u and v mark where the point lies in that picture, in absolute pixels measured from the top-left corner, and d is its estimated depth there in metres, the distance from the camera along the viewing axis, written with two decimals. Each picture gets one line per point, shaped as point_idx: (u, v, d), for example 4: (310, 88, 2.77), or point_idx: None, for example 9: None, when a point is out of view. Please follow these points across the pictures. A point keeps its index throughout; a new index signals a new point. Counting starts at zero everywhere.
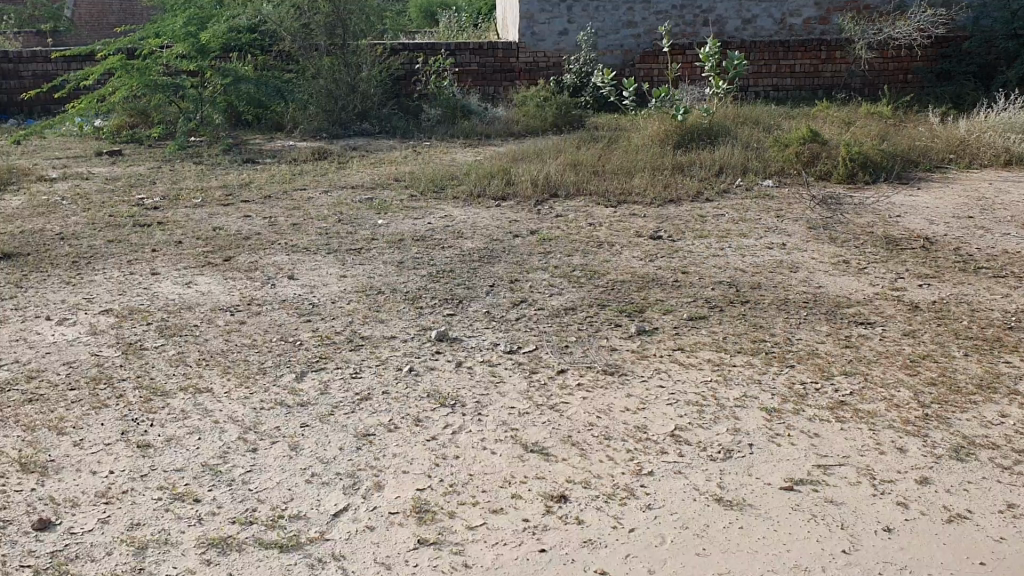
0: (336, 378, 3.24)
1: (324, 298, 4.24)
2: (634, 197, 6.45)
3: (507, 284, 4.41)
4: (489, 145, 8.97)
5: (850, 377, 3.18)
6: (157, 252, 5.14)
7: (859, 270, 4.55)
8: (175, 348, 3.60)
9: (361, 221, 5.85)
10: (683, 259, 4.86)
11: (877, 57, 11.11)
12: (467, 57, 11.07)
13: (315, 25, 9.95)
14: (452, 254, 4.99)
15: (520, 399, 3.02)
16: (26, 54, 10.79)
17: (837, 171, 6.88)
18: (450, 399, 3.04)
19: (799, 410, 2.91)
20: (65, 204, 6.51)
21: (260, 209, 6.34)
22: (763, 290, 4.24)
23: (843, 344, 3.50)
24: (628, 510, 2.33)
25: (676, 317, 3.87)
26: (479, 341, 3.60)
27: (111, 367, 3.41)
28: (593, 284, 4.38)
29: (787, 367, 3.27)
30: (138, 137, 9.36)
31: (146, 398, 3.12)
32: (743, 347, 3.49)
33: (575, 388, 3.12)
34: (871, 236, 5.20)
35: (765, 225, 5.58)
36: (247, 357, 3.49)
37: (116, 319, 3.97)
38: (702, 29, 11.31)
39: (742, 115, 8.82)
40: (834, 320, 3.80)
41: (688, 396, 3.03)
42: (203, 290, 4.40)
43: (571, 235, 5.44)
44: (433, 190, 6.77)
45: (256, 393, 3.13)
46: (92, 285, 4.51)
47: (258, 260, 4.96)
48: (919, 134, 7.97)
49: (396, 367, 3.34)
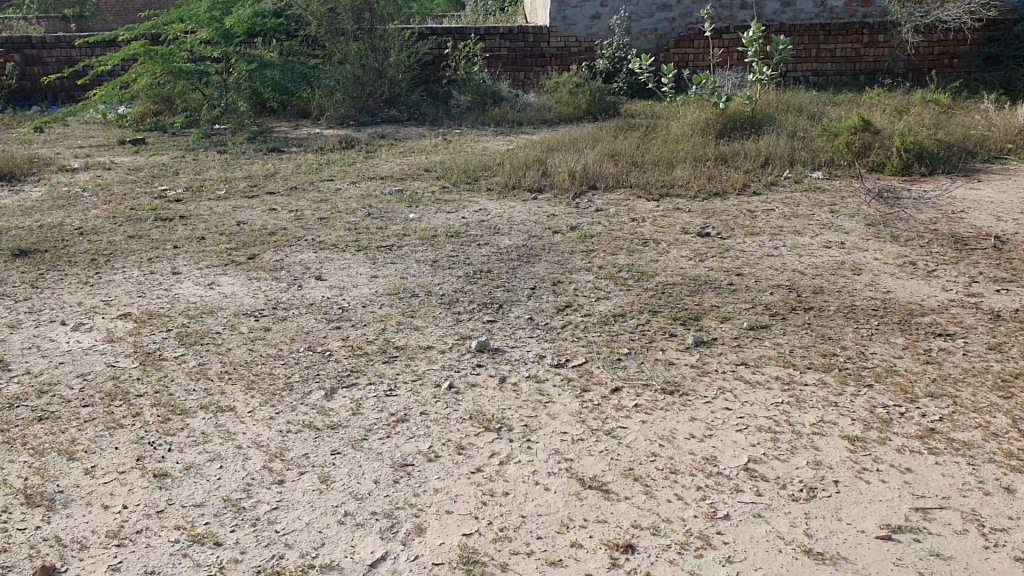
0: (368, 397, 2.97)
1: (354, 301, 3.98)
2: (677, 189, 6.14)
3: (549, 286, 4.12)
4: (521, 133, 8.67)
5: (938, 400, 2.87)
6: (178, 249, 4.90)
7: (928, 273, 4.22)
8: (196, 359, 3.34)
9: (391, 215, 5.60)
10: (736, 258, 4.55)
11: (923, 42, 10.68)
12: (497, 42, 10.74)
13: (341, 9, 9.65)
14: (488, 252, 4.71)
15: (574, 423, 2.74)
16: (50, 40, 10.61)
17: (891, 162, 6.54)
18: (495, 422, 2.76)
19: (886, 439, 2.61)
20: (86, 196, 6.28)
21: (286, 201, 6.09)
22: (826, 296, 3.93)
23: (923, 359, 3.19)
24: (705, 566, 2.06)
25: (735, 326, 3.57)
26: (523, 353, 3.32)
27: (127, 381, 3.16)
28: (641, 287, 4.08)
29: (865, 387, 2.97)
30: (162, 125, 9.15)
31: (163, 418, 2.87)
32: (814, 362, 3.18)
33: (633, 410, 2.83)
34: (937, 235, 4.86)
35: (820, 221, 5.26)
36: (272, 370, 3.23)
37: (134, 325, 3.72)
38: (740, 12, 10.87)
39: (785, 102, 8.45)
40: (909, 331, 3.48)
41: (758, 421, 2.74)
42: (226, 293, 4.15)
43: (614, 231, 5.14)
44: (466, 180, 6.50)
45: (281, 413, 2.87)
46: (109, 286, 4.27)
47: (283, 258, 4.70)
48: (974, 122, 7.59)
49: (433, 384, 3.06)
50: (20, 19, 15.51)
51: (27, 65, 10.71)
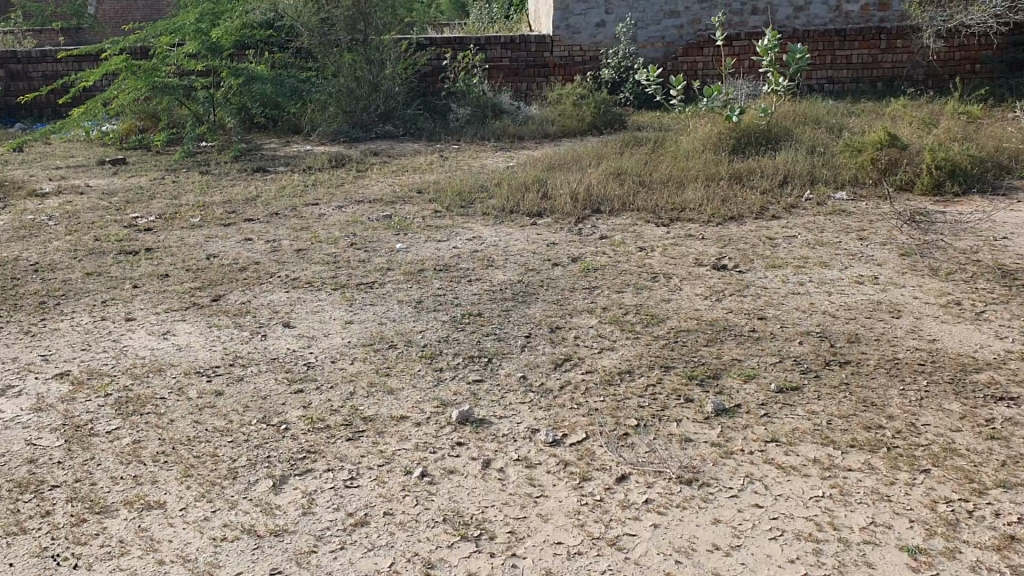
0: (324, 490, 2.48)
1: (323, 354, 3.49)
2: (689, 213, 5.64)
3: (546, 334, 3.62)
4: (522, 148, 8.18)
5: (1012, 492, 2.37)
6: (138, 289, 4.42)
7: (976, 315, 3.71)
8: (130, 436, 2.85)
9: (376, 245, 5.12)
10: (757, 297, 4.05)
11: (944, 47, 10.16)
12: (498, 52, 10.25)
13: (336, 19, 9.16)
14: (479, 290, 4.23)
15: (570, 529, 2.25)
16: (35, 54, 10.16)
17: (920, 181, 6.04)
18: (473, 528, 2.28)
19: (955, 552, 2.12)
20: (51, 225, 5.83)
21: (264, 230, 5.61)
22: (864, 346, 3.42)
23: (986, 434, 2.68)
24: None
25: (762, 387, 3.06)
26: (513, 426, 2.82)
27: (45, 466, 2.68)
28: (651, 336, 3.57)
29: (922, 475, 2.47)
30: (146, 143, 8.67)
31: (77, 520, 2.39)
32: (857, 439, 2.67)
33: (644, 509, 2.34)
34: (981, 267, 4.35)
35: (848, 250, 4.76)
36: (215, 451, 2.73)
37: (69, 389, 3.23)
38: (752, 18, 10.29)
39: (801, 115, 7.95)
40: (964, 394, 2.97)
41: (795, 525, 2.25)
42: (181, 344, 3.65)
43: (620, 263, 4.64)
44: (460, 204, 6.01)
45: (218, 513, 2.40)
46: (52, 337, 3.79)
47: (251, 299, 4.22)
48: (1006, 134, 7.08)
49: (404, 471, 2.56)
50: (8, 31, 15.07)
51: (11, 80, 10.28)
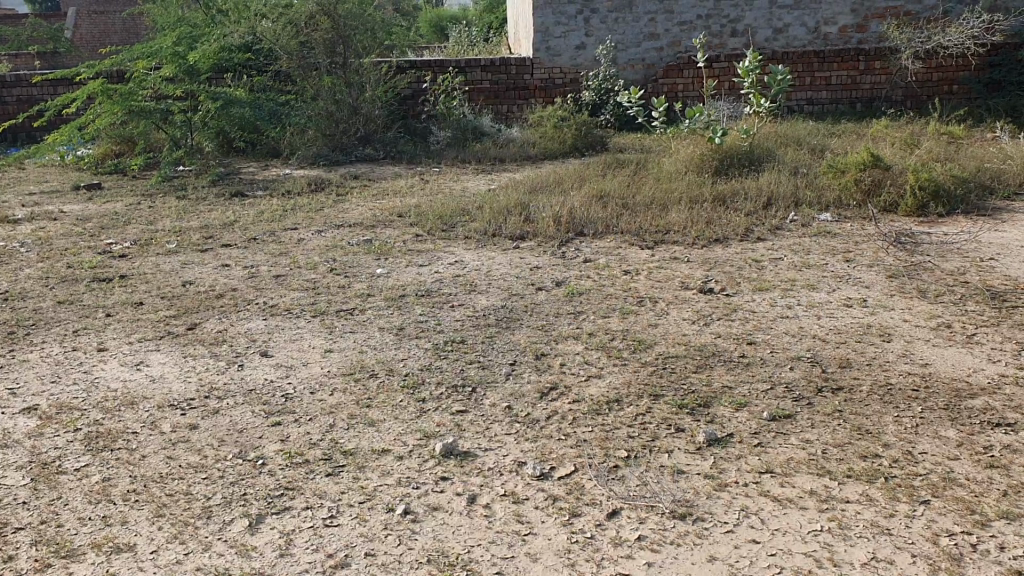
0: (302, 529, 2.37)
1: (302, 385, 3.38)
2: (673, 235, 5.59)
3: (531, 361, 3.54)
4: (503, 171, 8.13)
5: (1016, 524, 2.30)
6: (111, 318, 4.30)
7: (968, 339, 3.65)
8: (100, 473, 2.73)
9: (357, 270, 5.03)
10: (746, 321, 3.98)
11: (922, 67, 10.18)
12: (479, 74, 10.21)
13: (314, 43, 9.07)
14: (462, 316, 4.14)
15: (559, 569, 2.17)
16: (10, 77, 10.02)
17: (904, 202, 6.01)
18: (459, 569, 2.18)
19: None
20: (23, 251, 5.70)
21: (241, 255, 5.51)
22: (855, 371, 3.35)
23: (985, 463, 2.61)
24: None
25: (754, 416, 2.98)
26: (499, 459, 2.73)
27: (9, 507, 2.55)
28: (639, 363, 3.49)
29: (924, 506, 2.39)
30: (122, 167, 8.53)
31: (41, 565, 2.27)
32: (855, 468, 2.59)
33: (637, 546, 2.26)
34: (970, 289, 4.31)
35: (835, 272, 4.70)
36: (189, 489, 2.62)
37: (37, 425, 3.11)
38: (731, 40, 10.34)
39: (782, 137, 7.94)
40: (961, 421, 2.90)
41: (794, 561, 2.17)
42: (155, 376, 3.54)
43: (605, 287, 4.57)
44: (442, 227, 5.93)
45: (191, 555, 2.29)
46: (21, 369, 3.66)
47: (228, 328, 4.11)
48: (988, 155, 7.07)
49: (386, 508, 2.46)
50: None
51: None
